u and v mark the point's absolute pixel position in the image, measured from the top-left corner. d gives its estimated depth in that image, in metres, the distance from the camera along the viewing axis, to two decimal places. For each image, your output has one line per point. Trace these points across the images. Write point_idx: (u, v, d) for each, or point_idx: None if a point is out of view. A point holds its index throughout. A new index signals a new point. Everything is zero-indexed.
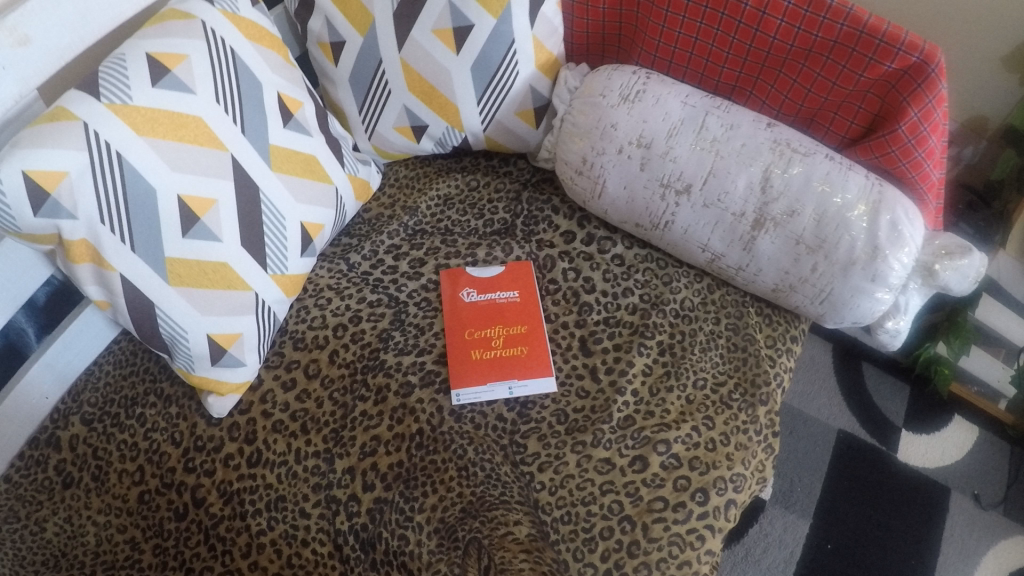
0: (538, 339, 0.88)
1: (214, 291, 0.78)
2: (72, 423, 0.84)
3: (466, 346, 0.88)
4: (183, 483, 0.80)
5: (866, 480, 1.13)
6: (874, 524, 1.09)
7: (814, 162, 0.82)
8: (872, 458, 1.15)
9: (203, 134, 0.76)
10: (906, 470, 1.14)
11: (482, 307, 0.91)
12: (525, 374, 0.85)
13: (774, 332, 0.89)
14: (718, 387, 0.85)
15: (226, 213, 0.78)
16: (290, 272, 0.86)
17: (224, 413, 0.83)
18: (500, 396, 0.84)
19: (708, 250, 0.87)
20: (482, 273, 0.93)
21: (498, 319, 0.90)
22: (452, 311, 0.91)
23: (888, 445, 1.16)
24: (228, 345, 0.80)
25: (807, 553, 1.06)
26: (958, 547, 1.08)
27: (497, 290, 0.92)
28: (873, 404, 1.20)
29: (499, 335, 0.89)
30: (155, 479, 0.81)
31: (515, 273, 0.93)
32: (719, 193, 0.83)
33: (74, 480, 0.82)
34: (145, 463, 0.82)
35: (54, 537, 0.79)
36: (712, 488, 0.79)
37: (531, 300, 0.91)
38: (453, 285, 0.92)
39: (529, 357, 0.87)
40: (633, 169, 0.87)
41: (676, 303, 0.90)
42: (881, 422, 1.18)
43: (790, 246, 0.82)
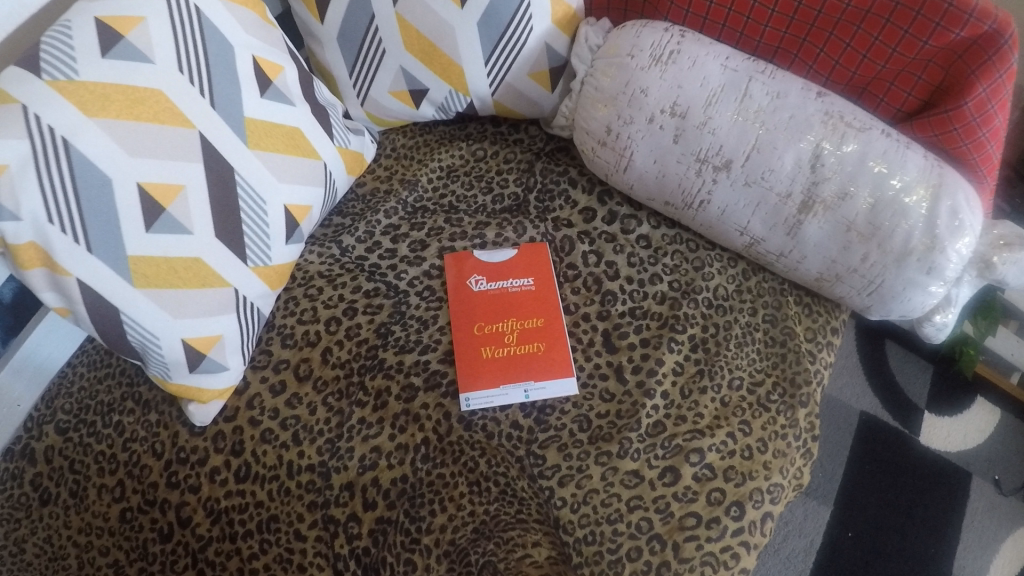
0: (556, 333, 0.80)
1: (187, 290, 0.68)
2: (47, 433, 0.77)
3: (477, 343, 0.79)
4: (167, 501, 0.72)
5: (888, 465, 1.07)
6: (896, 510, 1.03)
7: (870, 138, 0.71)
8: (894, 441, 1.08)
9: (164, 110, 0.64)
10: (928, 453, 1.08)
11: (493, 297, 0.82)
12: (542, 373, 0.77)
13: (814, 324, 0.81)
14: (755, 388, 0.77)
15: (196, 201, 0.67)
16: (273, 262, 0.76)
17: (208, 421, 0.75)
18: (516, 400, 0.76)
19: (747, 233, 0.78)
20: (492, 257, 0.85)
21: (510, 311, 0.82)
22: (459, 300, 0.82)
23: (910, 427, 1.10)
24: (207, 349, 0.71)
25: (827, 541, 1.01)
26: (977, 534, 1.02)
27: (510, 276, 0.84)
28: (896, 384, 1.13)
29: (513, 330, 0.81)
30: (136, 496, 0.73)
31: (529, 257, 0.84)
32: (763, 170, 0.73)
33: (51, 496, 0.75)
34: (125, 477, 0.74)
35: (34, 559, 0.73)
36: (749, 502, 0.72)
37: (547, 288, 0.83)
38: (459, 271, 0.83)
39: (547, 354, 0.79)
40: (665, 141, 0.76)
41: (708, 292, 0.81)
42: (904, 403, 1.11)
43: (840, 232, 0.72)
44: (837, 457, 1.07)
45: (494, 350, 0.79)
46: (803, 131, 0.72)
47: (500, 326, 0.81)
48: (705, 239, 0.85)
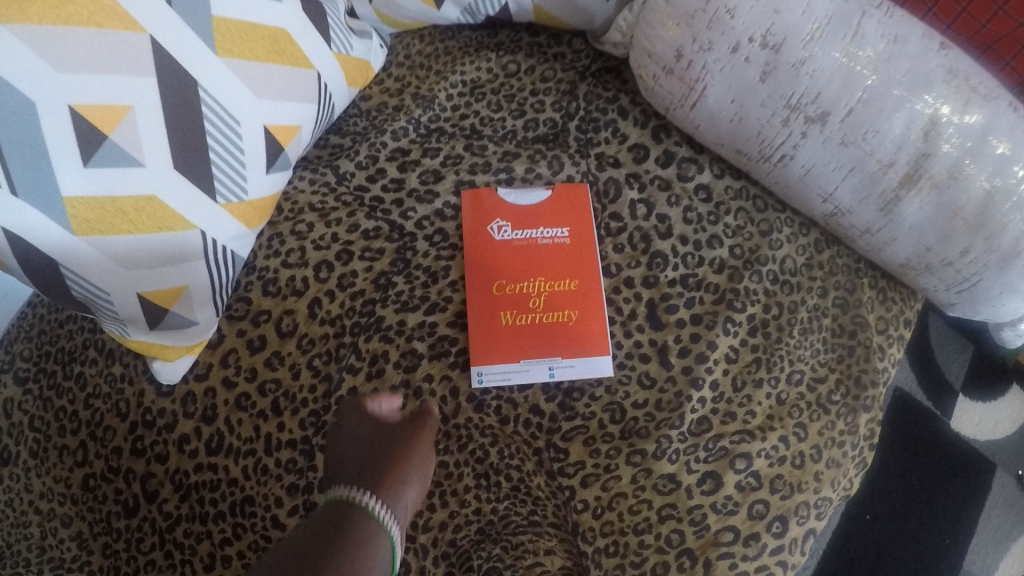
0: (593, 299, 0.67)
1: (143, 237, 0.56)
2: (5, 384, 0.69)
3: (496, 305, 0.67)
4: (132, 470, 0.63)
5: (917, 448, 0.96)
6: (918, 496, 0.94)
7: (997, 110, 0.57)
8: (926, 424, 0.97)
9: (100, 11, 0.49)
10: (957, 440, 0.97)
11: (518, 249, 0.69)
12: (573, 349, 0.66)
13: (888, 314, 0.69)
14: (816, 384, 0.66)
15: (147, 128, 0.53)
16: (251, 198, 0.63)
17: (177, 380, 0.65)
18: (539, 379, 0.65)
19: (830, 201, 0.64)
20: (520, 199, 0.71)
21: (538, 267, 0.69)
22: (478, 249, 0.68)
23: (942, 408, 0.98)
24: (170, 303, 0.60)
25: (842, 523, 0.93)
26: (992, 530, 0.93)
27: (540, 225, 0.70)
28: (933, 360, 1.01)
29: (540, 291, 0.68)
30: (100, 462, 0.64)
31: (565, 202, 0.70)
32: (865, 131, 0.59)
33: (11, 456, 0.66)
34: (87, 439, 0.65)
35: None
36: (794, 517, 0.62)
37: (585, 242, 0.69)
38: (479, 214, 0.69)
39: (579, 325, 0.66)
40: (749, 78, 0.61)
41: (774, 264, 0.68)
42: (939, 381, 1.00)
43: (942, 217, 0.59)
44: None
45: (516, 317, 0.67)
46: (922, 89, 0.57)
47: (524, 286, 0.68)
48: (775, 196, 0.71)
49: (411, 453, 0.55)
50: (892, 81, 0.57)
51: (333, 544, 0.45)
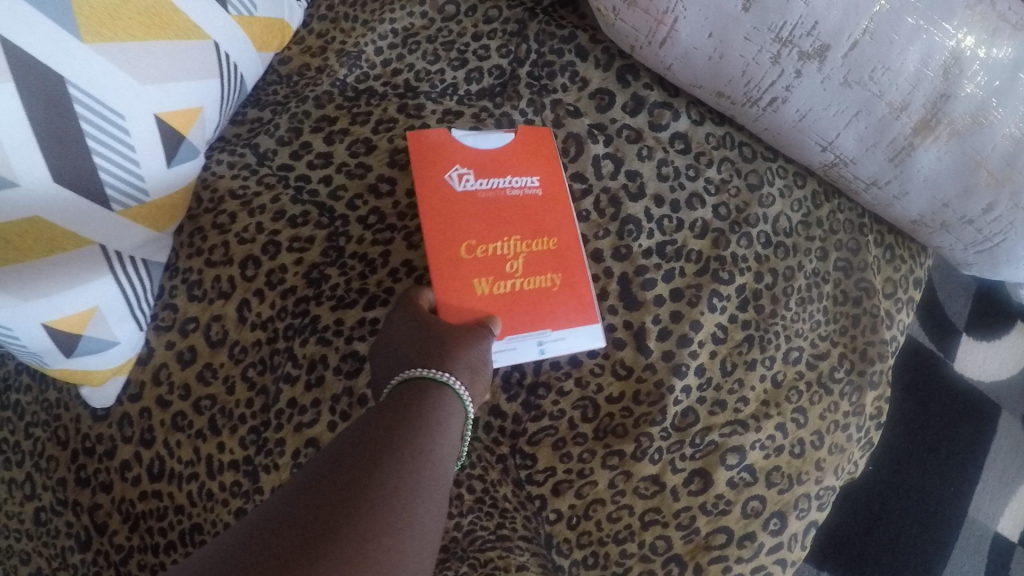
0: (576, 260, 0.57)
1: (35, 264, 0.48)
2: None
3: (469, 272, 0.54)
4: (79, 502, 0.59)
5: (920, 394, 0.90)
6: (921, 446, 0.88)
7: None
8: (933, 370, 0.91)
9: None
10: (962, 383, 0.91)
11: (485, 202, 0.56)
12: (564, 322, 0.56)
13: (896, 274, 0.61)
14: (816, 361, 0.58)
15: (15, 144, 0.44)
16: (152, 197, 0.55)
17: (109, 403, 0.59)
18: (530, 357, 0.55)
19: (830, 150, 0.54)
20: (482, 142, 0.58)
21: (512, 221, 0.57)
22: (440, 205, 0.55)
23: (946, 350, 0.92)
24: (81, 328, 0.53)
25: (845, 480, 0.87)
26: (999, 472, 0.88)
27: (508, 172, 0.58)
28: (934, 298, 0.94)
29: (515, 252, 0.56)
30: (47, 494, 0.60)
31: (532, 145, 0.59)
32: (875, 66, 0.47)
33: None
34: (33, 471, 0.61)
35: None
36: (792, 512, 0.56)
37: (560, 193, 0.58)
38: (433, 160, 0.57)
39: (567, 292, 0.56)
40: (730, 7, 0.49)
41: (765, 223, 0.59)
42: (943, 322, 0.93)
43: (964, 168, 0.50)
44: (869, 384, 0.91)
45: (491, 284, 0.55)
46: (943, 14, 0.46)
47: (498, 245, 0.56)
48: (764, 142, 0.61)
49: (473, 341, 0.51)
50: (908, 5, 0.46)
51: (401, 426, 0.44)
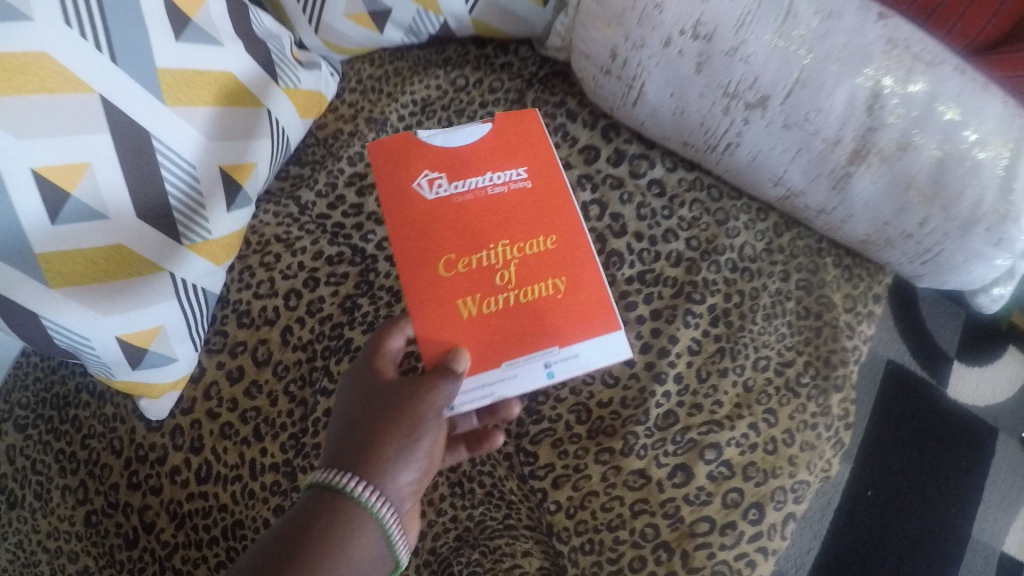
0: (584, 259, 0.61)
1: (115, 283, 0.58)
2: (5, 431, 0.73)
3: (454, 290, 0.57)
4: (129, 504, 0.67)
5: (915, 419, 0.98)
6: (919, 468, 0.96)
7: (942, 75, 0.56)
8: (922, 394, 1.00)
9: (51, 77, 0.51)
10: (955, 408, 1.00)
11: (464, 206, 0.60)
12: (581, 334, 0.59)
13: (854, 291, 0.69)
14: (783, 368, 0.66)
15: (108, 180, 0.56)
16: (214, 236, 0.65)
17: (164, 414, 0.67)
18: (539, 383, 0.57)
19: (782, 184, 0.63)
20: (457, 138, 0.63)
21: (497, 223, 0.60)
22: (417, 217, 0.59)
23: (939, 378, 1.02)
24: (148, 343, 0.62)
25: (846, 501, 0.94)
26: (1001, 495, 0.95)
27: (489, 169, 0.62)
28: (924, 330, 1.05)
29: (503, 259, 0.59)
30: (99, 498, 0.68)
31: (518, 139, 0.64)
32: (808, 111, 0.58)
33: (17, 499, 0.71)
34: (87, 478, 0.69)
35: (7, 566, 0.69)
36: (770, 503, 0.62)
37: (554, 180, 0.63)
38: (401, 167, 0.61)
39: (573, 297, 0.59)
40: (684, 70, 0.60)
41: (733, 251, 0.68)
42: (933, 351, 1.03)
43: (896, 189, 0.58)
44: (861, 411, 0.99)
45: (480, 302, 0.57)
46: (861, 62, 0.56)
47: (481, 254, 0.59)
48: (730, 184, 0.71)
49: (423, 396, 0.51)
50: (828, 59, 0.56)
51: (305, 543, 0.46)
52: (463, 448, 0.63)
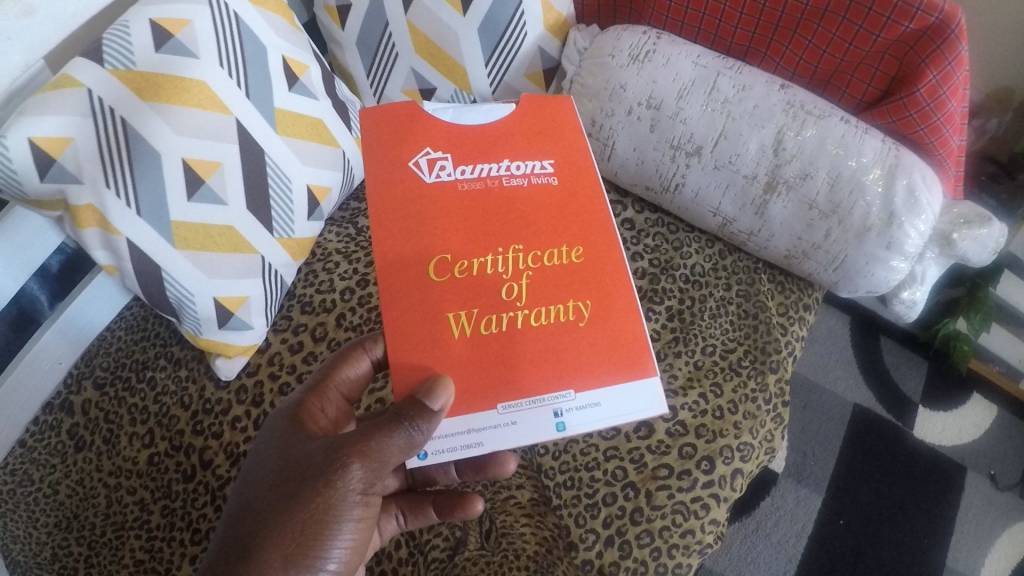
0: (613, 279, 0.59)
1: (220, 254, 0.79)
2: (85, 388, 0.87)
3: (451, 296, 0.56)
4: (192, 446, 0.82)
5: (882, 456, 1.13)
6: (889, 500, 1.09)
7: (828, 124, 0.79)
8: (889, 433, 1.15)
9: (206, 99, 0.75)
10: (923, 447, 1.14)
11: (478, 196, 0.59)
12: (602, 376, 0.55)
13: (786, 300, 0.88)
14: (727, 354, 0.84)
15: (231, 177, 0.78)
16: (296, 236, 0.86)
17: (233, 375, 0.84)
18: (546, 435, 0.53)
19: (718, 214, 0.85)
20: (478, 120, 0.63)
21: (501, 215, 0.59)
22: (414, 198, 0.59)
23: (905, 420, 1.16)
24: (235, 308, 0.81)
25: (819, 528, 1.06)
26: (974, 528, 1.08)
27: (513, 158, 0.61)
28: (889, 379, 1.20)
29: (515, 268, 0.57)
30: (164, 442, 0.83)
31: (546, 130, 0.64)
32: (730, 155, 0.81)
33: (86, 443, 0.84)
34: (155, 426, 0.84)
35: (66, 499, 0.83)
36: (719, 457, 0.78)
37: (581, 181, 0.62)
38: (405, 142, 0.61)
39: (594, 325, 0.57)
40: (642, 130, 0.84)
41: (686, 268, 0.89)
42: (898, 397, 1.18)
43: (803, 210, 0.80)
44: (828, 447, 1.13)
45: (479, 317, 0.56)
46: (766, 118, 0.80)
47: (487, 258, 0.57)
48: (685, 222, 0.92)
49: (342, 468, 0.51)
50: (742, 118, 0.80)
51: None
52: (432, 510, 0.67)
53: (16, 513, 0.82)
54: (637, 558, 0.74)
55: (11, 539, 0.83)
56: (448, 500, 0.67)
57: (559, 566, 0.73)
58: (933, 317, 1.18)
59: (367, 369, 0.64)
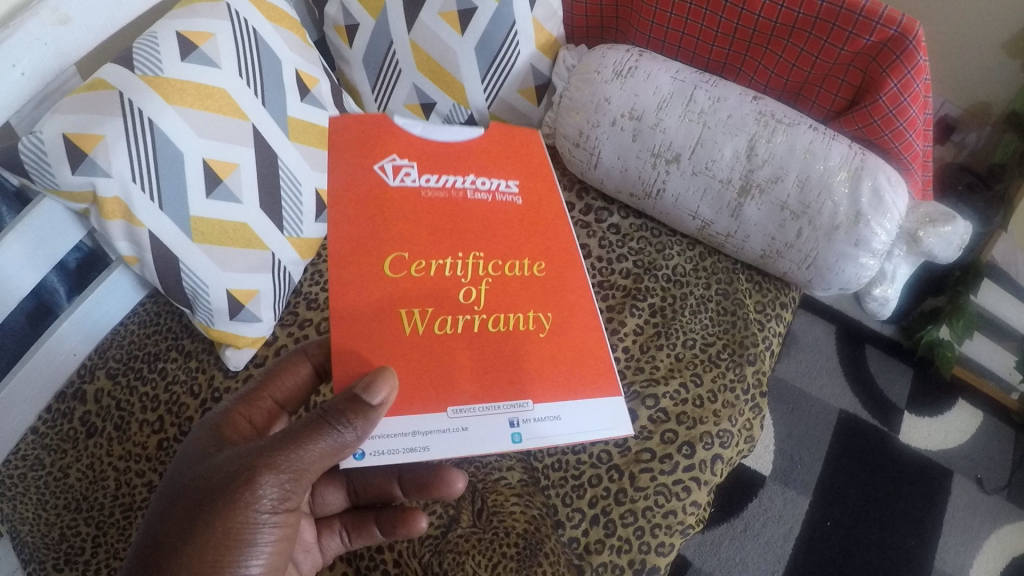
0: (574, 297, 0.60)
1: (234, 249, 0.85)
2: (98, 376, 0.91)
3: (405, 296, 0.55)
4: None
5: (868, 460, 1.17)
6: (875, 503, 1.13)
7: (797, 131, 0.85)
8: (875, 438, 1.19)
9: (226, 105, 0.82)
10: (909, 452, 1.18)
11: (440, 204, 0.59)
12: (561, 391, 0.55)
13: (763, 298, 0.93)
14: (707, 347, 0.89)
15: (246, 177, 0.84)
16: (304, 235, 0.93)
17: (240, 366, 0.90)
18: (502, 446, 0.51)
19: (698, 217, 0.91)
20: (448, 136, 0.61)
21: (461, 222, 0.58)
22: (373, 197, 0.57)
23: (891, 426, 1.20)
24: (246, 301, 0.87)
25: (807, 529, 1.09)
26: (960, 530, 1.12)
27: (478, 174, 0.61)
28: (875, 387, 1.24)
29: (474, 274, 0.57)
30: (173, 428, 0.87)
31: (515, 153, 0.63)
32: (706, 161, 0.87)
33: (97, 429, 0.88)
34: (165, 413, 0.88)
35: (76, 482, 0.86)
36: (699, 443, 0.83)
37: (546, 201, 0.63)
38: (369, 145, 0.59)
39: (554, 339, 0.57)
40: (625, 140, 0.91)
41: (668, 268, 0.94)
42: (884, 403, 1.22)
43: (776, 212, 0.85)
44: (817, 452, 1.17)
45: (433, 316, 0.55)
46: (739, 126, 0.86)
47: (447, 262, 0.57)
48: (668, 227, 0.98)
49: (261, 476, 0.51)
50: (718, 126, 0.87)
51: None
52: (377, 529, 0.70)
53: (26, 496, 0.85)
54: (621, 536, 0.78)
55: (20, 520, 0.85)
56: (394, 515, 0.69)
57: (547, 543, 0.78)
58: (917, 325, 1.23)
59: (307, 373, 0.67)
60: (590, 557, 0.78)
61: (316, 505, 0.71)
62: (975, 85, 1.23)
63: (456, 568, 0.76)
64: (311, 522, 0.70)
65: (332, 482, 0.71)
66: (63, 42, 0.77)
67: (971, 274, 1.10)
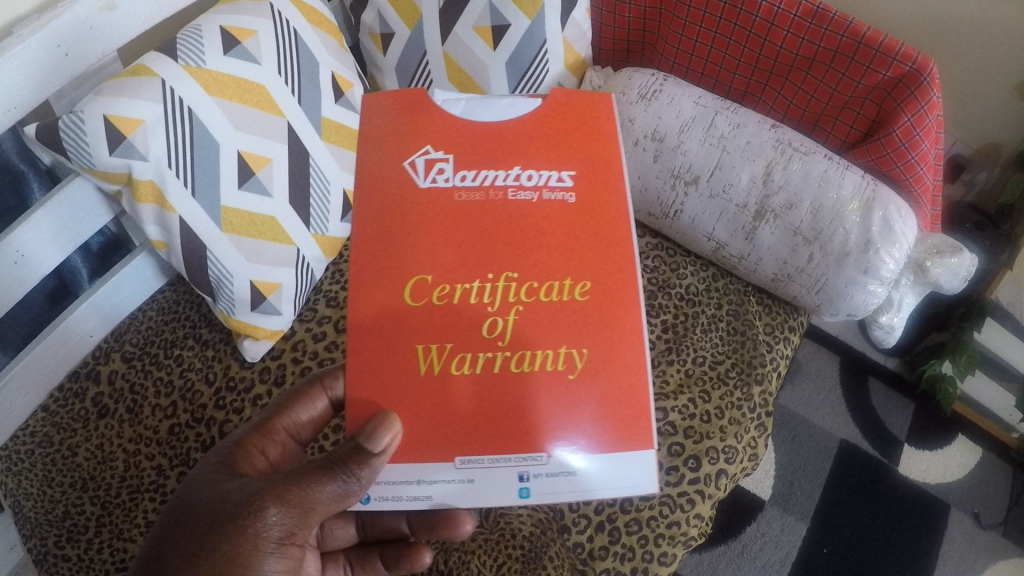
0: (623, 324, 0.54)
1: (261, 241, 0.86)
2: (113, 359, 0.92)
3: (424, 327, 0.54)
4: (213, 419, 0.87)
5: (866, 492, 1.20)
6: (873, 534, 1.16)
7: (813, 160, 0.88)
8: (874, 470, 1.22)
9: (264, 101, 0.85)
10: (907, 484, 1.21)
11: (474, 209, 0.56)
12: (585, 442, 0.53)
13: (773, 321, 0.95)
14: (716, 365, 0.91)
15: (278, 172, 0.86)
16: (329, 233, 0.94)
17: (257, 357, 0.91)
18: (507, 500, 0.52)
19: (712, 238, 0.93)
20: (494, 115, 0.58)
21: (497, 233, 0.55)
22: (403, 201, 0.56)
23: (890, 457, 1.23)
24: (268, 293, 0.88)
25: (803, 555, 1.14)
26: (956, 563, 1.15)
27: (526, 166, 0.57)
28: (876, 420, 1.27)
29: (504, 300, 0.54)
30: (186, 414, 0.88)
31: (575, 134, 0.58)
32: (724, 185, 0.89)
33: (109, 411, 0.88)
34: (178, 399, 0.89)
35: (84, 461, 0.85)
36: (705, 457, 0.84)
37: (606, 199, 0.57)
38: (408, 134, 0.57)
39: (585, 379, 0.54)
40: (646, 160, 0.93)
41: (682, 287, 0.96)
42: (884, 435, 1.25)
43: (788, 236, 0.87)
44: (815, 482, 1.20)
45: (451, 353, 0.53)
46: (756, 153, 0.89)
47: (474, 286, 0.54)
48: (682, 249, 1.00)
49: (269, 508, 0.52)
50: (734, 154, 0.89)
51: None
52: (379, 563, 0.70)
53: (32, 472, 0.85)
54: (625, 544, 0.79)
55: (25, 495, 0.84)
56: (397, 550, 0.70)
57: (552, 547, 0.79)
58: (920, 360, 1.26)
59: (324, 408, 0.65)
60: (594, 563, 0.79)
61: (324, 539, 0.69)
62: (983, 126, 1.23)
63: (461, 567, 0.77)
64: (317, 556, 0.67)
65: (341, 517, 0.70)
66: (107, 28, 0.79)
67: (975, 311, 1.11)
